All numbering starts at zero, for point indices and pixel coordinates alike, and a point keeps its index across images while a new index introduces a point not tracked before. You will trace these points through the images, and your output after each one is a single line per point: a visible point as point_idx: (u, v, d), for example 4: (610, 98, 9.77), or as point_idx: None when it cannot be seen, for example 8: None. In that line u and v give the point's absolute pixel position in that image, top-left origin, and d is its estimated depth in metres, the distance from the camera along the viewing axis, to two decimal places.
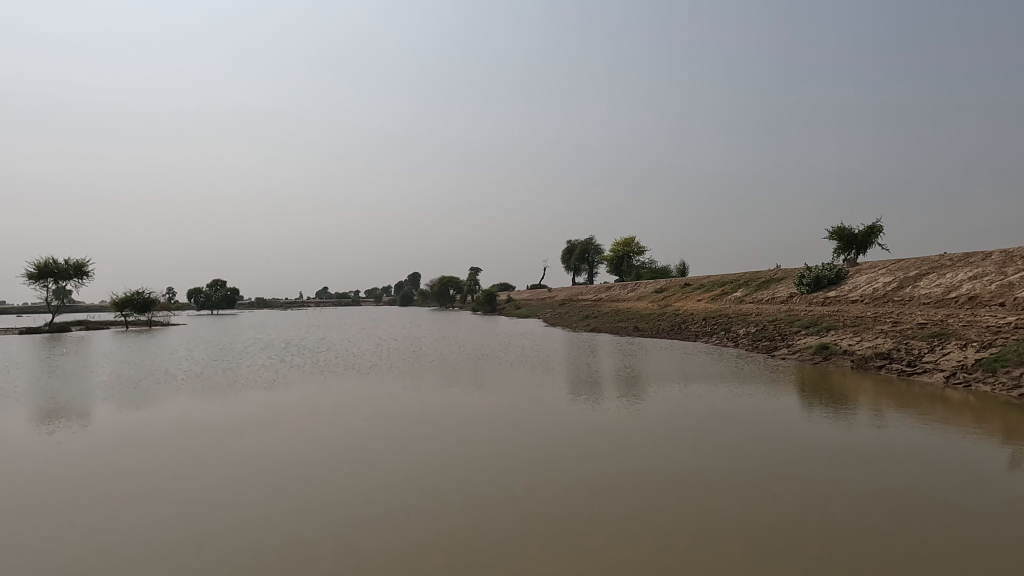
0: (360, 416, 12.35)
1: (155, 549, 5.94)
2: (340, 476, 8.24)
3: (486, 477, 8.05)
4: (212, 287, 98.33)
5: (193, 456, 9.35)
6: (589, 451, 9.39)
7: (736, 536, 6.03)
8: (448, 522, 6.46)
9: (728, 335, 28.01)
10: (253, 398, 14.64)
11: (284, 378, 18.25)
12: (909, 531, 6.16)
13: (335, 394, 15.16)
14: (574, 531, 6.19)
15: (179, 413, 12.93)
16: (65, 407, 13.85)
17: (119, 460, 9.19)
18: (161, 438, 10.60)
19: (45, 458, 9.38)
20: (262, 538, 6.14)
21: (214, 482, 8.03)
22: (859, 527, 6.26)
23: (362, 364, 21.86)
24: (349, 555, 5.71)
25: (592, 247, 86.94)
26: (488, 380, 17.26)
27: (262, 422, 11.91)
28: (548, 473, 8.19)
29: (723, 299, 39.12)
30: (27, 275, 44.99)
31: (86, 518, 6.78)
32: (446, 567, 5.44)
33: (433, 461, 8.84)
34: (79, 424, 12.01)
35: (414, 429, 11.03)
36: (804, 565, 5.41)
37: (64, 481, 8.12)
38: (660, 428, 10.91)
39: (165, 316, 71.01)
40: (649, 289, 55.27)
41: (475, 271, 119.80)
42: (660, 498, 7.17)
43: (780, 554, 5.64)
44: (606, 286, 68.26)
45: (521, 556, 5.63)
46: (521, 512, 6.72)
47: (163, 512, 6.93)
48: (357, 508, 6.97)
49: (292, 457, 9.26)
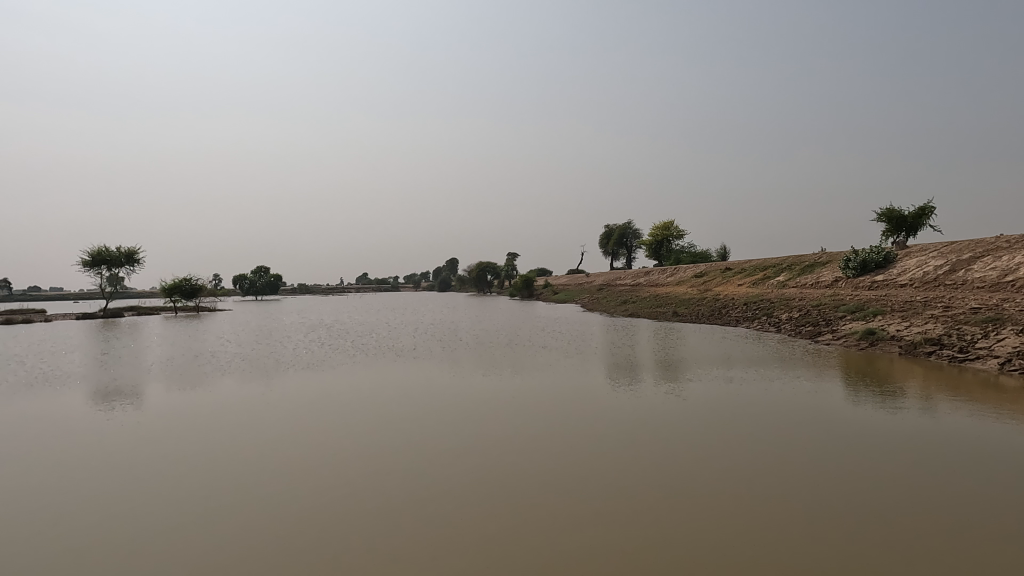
0: (403, 398, 12.61)
1: (192, 543, 5.73)
2: (381, 457, 8.41)
3: (525, 462, 8.02)
4: (256, 273, 100.90)
5: (237, 440, 9.44)
6: (629, 435, 9.33)
7: (798, 536, 5.66)
8: (484, 507, 6.48)
9: (769, 320, 27.53)
10: (297, 381, 14.92)
11: (327, 361, 18.62)
12: (987, 530, 5.73)
13: (377, 377, 15.46)
14: (619, 528, 5.88)
15: (226, 396, 13.17)
16: (119, 388, 14.40)
17: (170, 439, 9.55)
18: (211, 418, 10.98)
19: (105, 437, 9.82)
20: (303, 531, 5.93)
21: (259, 461, 8.27)
22: (930, 525, 5.89)
23: (401, 348, 22.11)
24: (387, 537, 5.76)
25: (631, 230, 85.99)
26: (527, 364, 17.40)
27: (303, 404, 12.21)
28: (589, 458, 8.19)
29: (765, 283, 38.37)
30: (81, 262, 46.81)
31: (139, 495, 7.03)
32: (479, 560, 5.27)
33: (473, 445, 8.93)
34: (134, 404, 12.51)
35: (454, 412, 11.15)
36: (873, 565, 5.08)
37: (114, 465, 8.19)
38: (699, 413, 10.85)
39: (214, 301, 73.16)
40: (689, 274, 54.46)
41: (512, 256, 120.04)
42: (704, 490, 6.91)
43: (835, 552, 5.34)
44: (644, 270, 67.61)
45: (550, 539, 5.66)
46: (561, 504, 6.53)
47: (201, 501, 6.81)
48: (394, 498, 6.79)
49: (334, 438, 9.45)
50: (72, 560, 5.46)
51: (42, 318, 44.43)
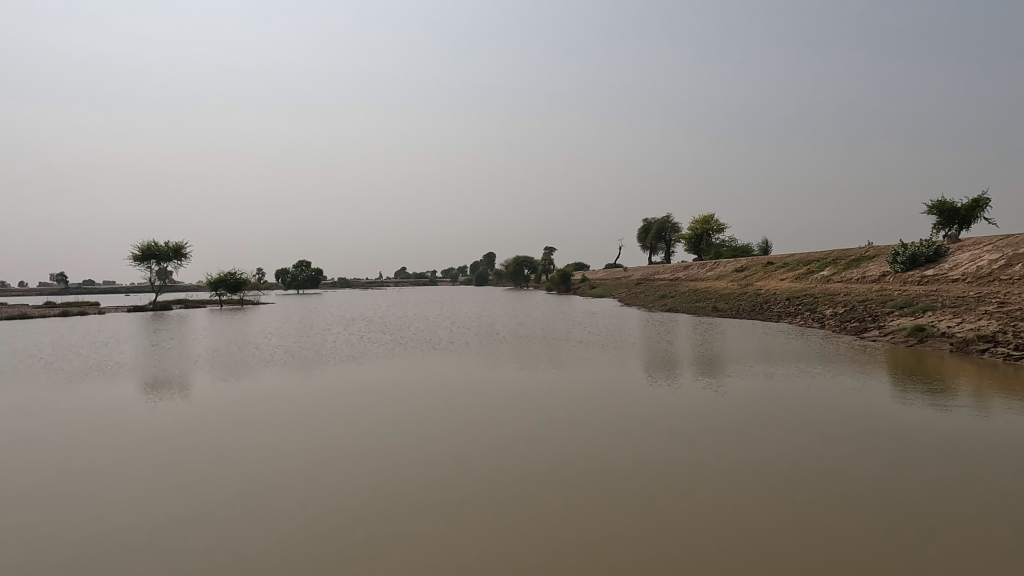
0: (440, 391, 12.75)
1: (234, 528, 5.92)
2: (419, 449, 8.52)
3: (564, 456, 8.03)
4: (298, 267, 102.98)
5: (278, 429, 9.69)
6: (668, 431, 9.25)
7: (837, 537, 5.54)
8: (518, 500, 6.53)
9: (812, 315, 26.88)
10: (337, 373, 15.21)
11: (367, 354, 18.90)
12: None
13: (415, 370, 15.62)
14: (652, 524, 5.85)
15: (269, 387, 13.51)
16: (168, 379, 14.88)
17: (217, 429, 9.85)
18: (256, 409, 11.26)
19: (156, 425, 10.20)
20: (338, 520, 6.06)
21: (300, 451, 8.46)
22: (981, 528, 5.71)
23: (439, 341, 22.30)
24: (424, 528, 5.84)
25: (670, 224, 84.84)
26: (564, 358, 17.35)
27: (343, 396, 12.44)
28: (626, 453, 8.15)
29: (809, 278, 37.46)
30: (132, 256, 48.41)
31: (186, 482, 7.28)
32: (515, 552, 5.33)
33: (508, 438, 8.99)
34: (182, 394, 12.92)
35: (491, 406, 11.21)
36: (916, 568, 4.94)
37: (161, 453, 8.50)
38: (739, 409, 10.69)
39: (258, 294, 75.00)
40: (730, 268, 53.54)
41: (549, 251, 119.82)
42: (744, 488, 6.81)
43: (881, 555, 5.20)
44: (683, 264, 66.67)
45: (582, 533, 5.68)
46: (597, 498, 6.54)
47: (243, 489, 7.02)
48: (433, 490, 6.89)
49: (374, 430, 9.61)
50: (121, 542, 5.69)
51: (96, 310, 46.22)
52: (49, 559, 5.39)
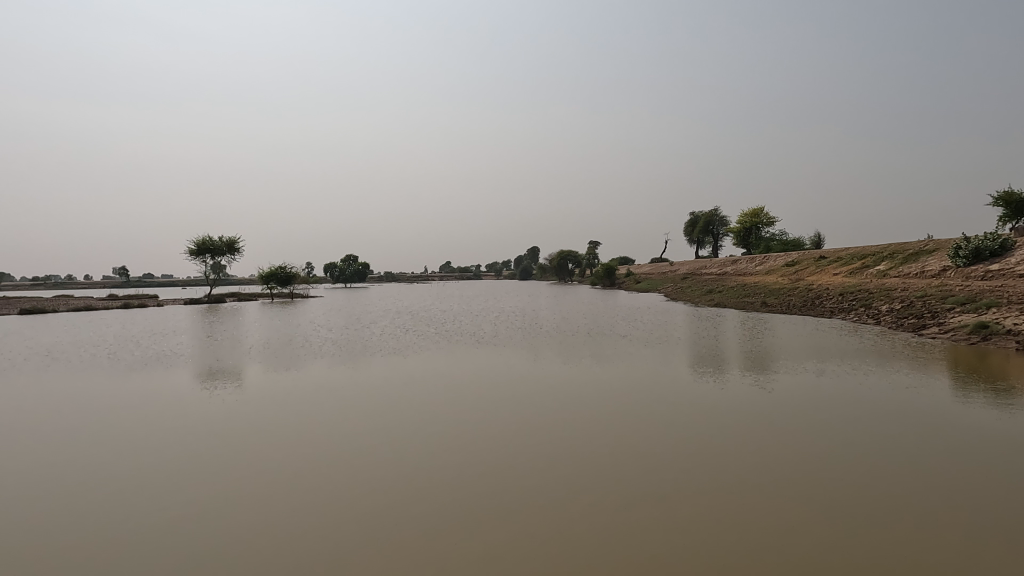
0: (484, 385, 12.82)
1: (280, 516, 6.07)
2: (462, 441, 8.60)
3: (605, 452, 7.99)
4: (345, 261, 105.01)
5: (324, 420, 9.91)
6: (712, 428, 9.10)
7: (890, 541, 5.32)
8: (558, 494, 6.53)
9: (867, 311, 26.00)
10: (383, 366, 15.46)
11: (412, 346, 19.17)
12: None
13: (458, 363, 15.76)
14: (696, 523, 5.73)
15: (318, 378, 13.85)
16: (222, 369, 15.39)
17: (267, 418, 10.14)
18: (304, 399, 11.56)
19: (209, 413, 10.57)
20: (381, 510, 6.18)
21: (345, 442, 8.65)
22: None
23: (483, 335, 22.43)
24: (464, 519, 5.90)
25: (718, 218, 83.16)
26: (608, 353, 17.23)
27: (388, 388, 12.64)
28: (668, 449, 8.05)
29: (864, 273, 36.20)
30: (188, 250, 50.18)
31: (237, 469, 7.53)
32: (553, 545, 5.35)
33: (549, 432, 8.99)
34: (235, 384, 13.35)
35: (533, 400, 11.22)
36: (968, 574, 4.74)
37: (214, 440, 8.80)
38: (788, 407, 10.43)
39: (307, 287, 76.72)
40: (780, 262, 52.19)
41: (594, 245, 118.97)
42: (790, 487, 6.66)
43: (932, 559, 5.02)
44: (731, 259, 65.31)
45: (620, 528, 5.66)
46: (637, 494, 6.50)
47: (290, 477, 7.23)
48: (474, 482, 6.95)
49: (417, 422, 9.73)
50: (175, 524, 5.94)
51: (155, 303, 48.08)
52: (106, 540, 5.63)
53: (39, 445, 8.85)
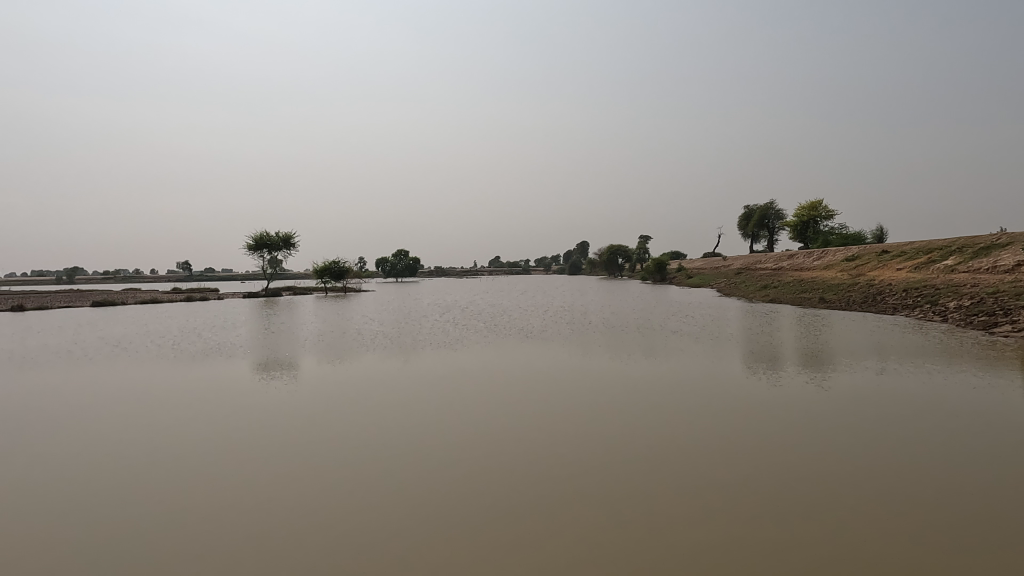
0: (532, 379, 12.85)
1: (327, 506, 6.21)
2: (508, 435, 8.64)
3: (651, 448, 7.91)
4: (397, 255, 106.69)
5: (375, 411, 10.12)
6: (764, 427, 8.89)
7: (951, 548, 5.06)
8: (601, 490, 6.51)
9: (933, 308, 24.87)
10: (433, 359, 15.66)
11: (461, 340, 19.35)
12: None
13: (507, 357, 15.83)
14: (743, 524, 5.59)
15: (369, 370, 14.14)
16: (278, 360, 15.88)
17: (319, 408, 10.43)
18: (356, 391, 11.83)
19: (266, 403, 10.94)
20: (426, 501, 6.29)
21: (394, 433, 8.82)
22: None
23: (532, 329, 22.44)
24: (506, 512, 5.95)
25: (774, 211, 80.85)
26: (658, 349, 17.02)
27: (437, 381, 12.80)
28: (717, 448, 7.91)
29: (930, 268, 34.61)
30: (247, 245, 51.86)
31: (290, 457, 7.79)
32: (594, 540, 5.34)
33: (596, 427, 8.95)
34: (290, 375, 13.76)
35: (581, 395, 11.19)
36: None
37: (267, 430, 9.06)
38: (845, 406, 10.08)
39: (359, 281, 78.31)
40: (840, 257, 50.40)
41: (644, 239, 117.38)
42: (843, 488, 6.45)
43: (992, 565, 4.80)
44: (788, 253, 63.43)
45: (663, 524, 5.61)
46: (682, 491, 6.42)
47: (338, 467, 7.39)
48: (518, 476, 7.00)
49: (464, 415, 9.83)
50: (229, 509, 6.18)
51: (215, 296, 49.92)
52: (163, 524, 5.87)
53: (105, 432, 9.30)
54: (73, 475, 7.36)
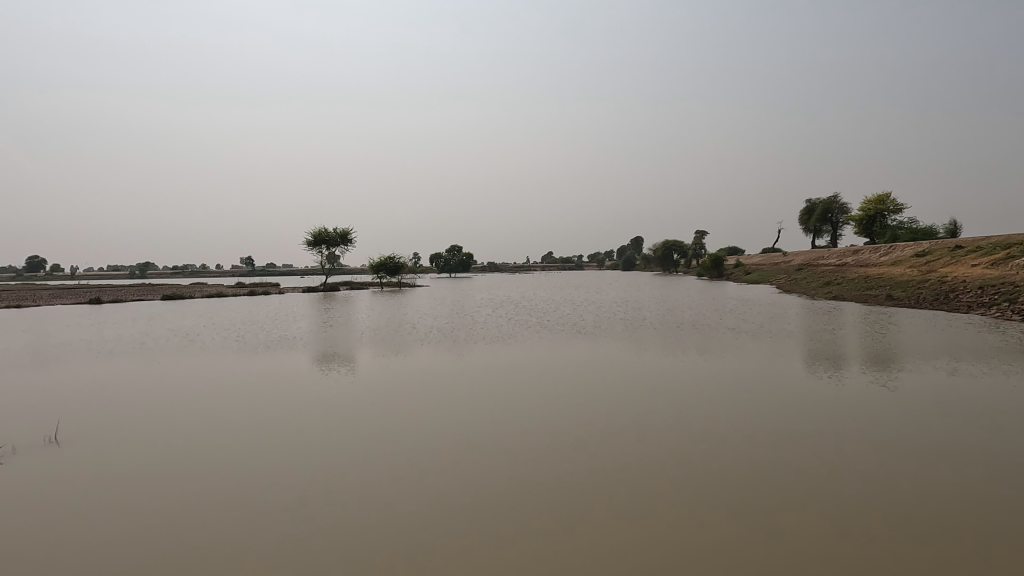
0: (587, 375, 12.77)
1: (381, 498, 6.32)
2: (559, 430, 8.65)
3: (706, 447, 7.78)
4: (450, 251, 107.95)
5: (432, 405, 10.28)
6: (826, 427, 8.61)
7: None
8: (652, 486, 6.48)
9: (1012, 307, 23.49)
10: (485, 353, 15.78)
11: (514, 335, 19.43)
12: None
13: (559, 353, 15.80)
14: (803, 528, 5.40)
15: (424, 363, 14.37)
16: (335, 353, 16.31)
17: (375, 401, 10.66)
18: (411, 384, 12.04)
19: (325, 394, 11.29)
20: (478, 492, 6.41)
21: (448, 426, 8.95)
22: None
23: (584, 325, 22.32)
24: (557, 506, 6.00)
25: (837, 205, 77.91)
26: (714, 346, 16.70)
27: (490, 375, 12.91)
28: (775, 448, 7.72)
29: (1008, 263, 32.73)
30: (306, 242, 53.40)
31: (349, 447, 8.03)
32: (643, 536, 5.33)
33: (650, 424, 8.86)
34: (348, 368, 14.12)
35: (634, 391, 11.08)
36: None
37: (325, 421, 9.32)
38: (913, 407, 9.67)
39: (414, 277, 79.54)
40: (909, 252, 48.20)
41: (701, 235, 114.93)
42: (908, 492, 6.23)
43: None
44: (853, 248, 61.07)
45: (716, 523, 5.54)
46: (737, 491, 6.32)
47: (392, 459, 7.52)
48: (570, 471, 7.02)
49: (518, 410, 9.87)
50: (292, 495, 6.44)
51: (275, 290, 51.57)
52: (228, 511, 6.10)
53: (174, 419, 9.77)
54: (144, 461, 7.73)
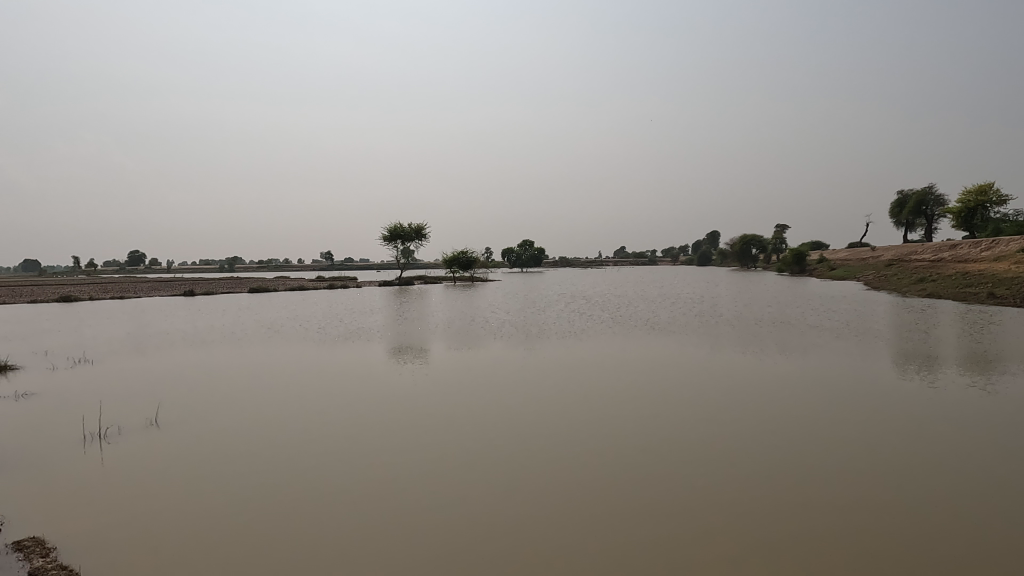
0: (658, 371, 12.60)
1: (450, 489, 6.43)
2: (626, 427, 8.61)
3: (778, 449, 7.56)
4: (523, 246, 108.44)
5: (500, 398, 10.42)
6: (912, 432, 8.17)
7: None
8: (718, 486, 6.39)
9: None
10: (556, 348, 15.80)
11: (585, 330, 19.34)
12: None
13: (630, 349, 15.62)
14: (889, 541, 5.10)
15: (494, 357, 14.55)
16: (410, 345, 16.73)
17: (447, 393, 10.90)
18: (482, 377, 12.24)
19: (400, 386, 11.63)
20: (541, 486, 6.49)
21: (517, 420, 9.05)
22: None
23: (657, 321, 21.94)
24: (618, 502, 6.01)
25: (933, 196, 73.10)
26: (795, 344, 16.07)
27: (559, 369, 12.93)
28: (852, 452, 7.41)
29: None
30: (383, 237, 54.96)
31: (420, 437, 8.28)
32: (705, 535, 5.28)
33: (721, 424, 8.67)
34: (421, 360, 14.48)
35: (707, 389, 10.85)
36: None
37: (399, 412, 9.57)
38: (1012, 413, 9.02)
39: (488, 271, 80.43)
40: (1015, 247, 44.67)
41: (782, 228, 110.46)
42: (998, 502, 5.85)
43: None
44: (950, 243, 57.18)
45: (780, 525, 5.42)
46: (806, 494, 6.14)
47: (458, 451, 7.68)
48: (635, 467, 6.99)
49: (587, 405, 9.87)
50: (364, 481, 6.73)
51: (354, 284, 53.30)
52: (305, 495, 6.39)
53: (259, 406, 10.36)
54: (228, 443, 8.29)
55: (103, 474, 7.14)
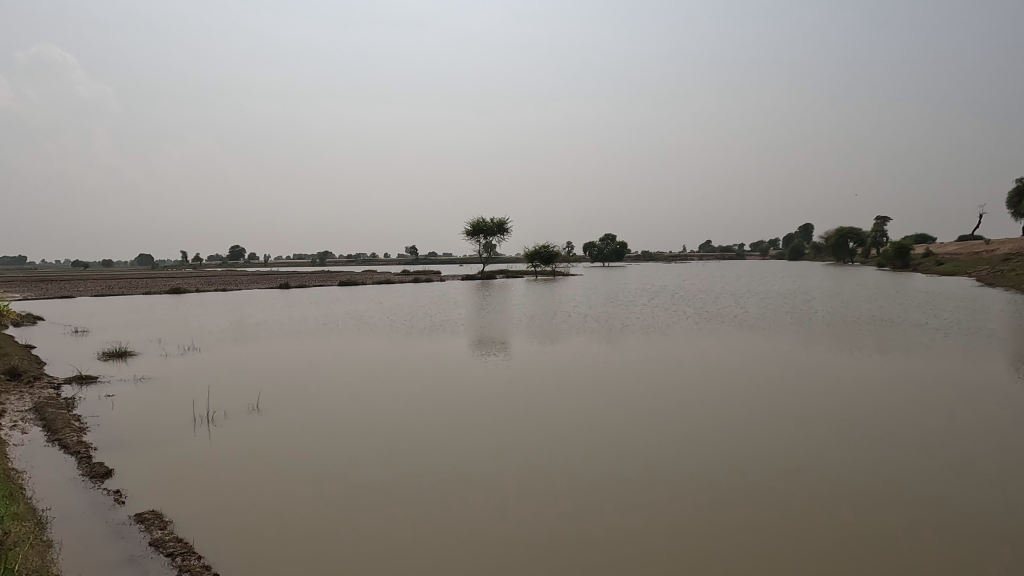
0: (748, 370, 12.12)
1: (528, 484, 6.45)
2: (714, 428, 8.33)
3: (880, 455, 7.10)
4: (605, 240, 107.35)
5: (584, 394, 10.31)
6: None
7: None
8: (813, 493, 6.06)
9: None
10: (641, 344, 15.50)
11: (670, 326, 18.88)
12: None
13: (719, 346, 15.12)
14: (1000, 563, 4.69)
15: (577, 352, 14.43)
16: (493, 339, 16.86)
17: (530, 387, 10.89)
18: (565, 372, 12.16)
19: (484, 379, 11.74)
20: (625, 486, 6.36)
21: (601, 417, 8.92)
22: None
23: (747, 318, 21.12)
24: (703, 505, 5.82)
25: None
26: (900, 343, 15.03)
27: (644, 366, 12.66)
28: (965, 461, 6.85)
29: None
30: (466, 232, 55.93)
31: (504, 430, 8.31)
32: (799, 546, 5.03)
33: (817, 427, 8.22)
34: (504, 353, 14.55)
35: (802, 390, 10.32)
36: None
37: (480, 405, 9.69)
38: None
39: (569, 266, 80.17)
40: None
41: (884, 220, 103.86)
42: None
43: None
44: None
45: (882, 540, 5.08)
46: (911, 506, 5.73)
47: (542, 446, 7.65)
48: (723, 470, 6.75)
49: (673, 403, 9.62)
50: (448, 472, 6.83)
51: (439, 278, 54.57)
52: (387, 483, 6.60)
53: (350, 395, 10.72)
54: (322, 430, 8.65)
55: (208, 456, 7.61)
